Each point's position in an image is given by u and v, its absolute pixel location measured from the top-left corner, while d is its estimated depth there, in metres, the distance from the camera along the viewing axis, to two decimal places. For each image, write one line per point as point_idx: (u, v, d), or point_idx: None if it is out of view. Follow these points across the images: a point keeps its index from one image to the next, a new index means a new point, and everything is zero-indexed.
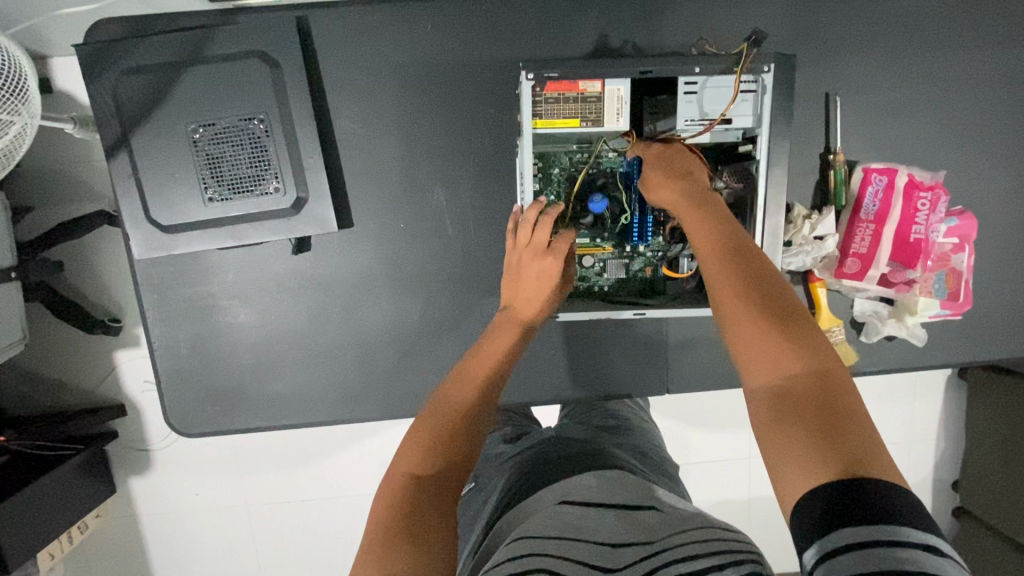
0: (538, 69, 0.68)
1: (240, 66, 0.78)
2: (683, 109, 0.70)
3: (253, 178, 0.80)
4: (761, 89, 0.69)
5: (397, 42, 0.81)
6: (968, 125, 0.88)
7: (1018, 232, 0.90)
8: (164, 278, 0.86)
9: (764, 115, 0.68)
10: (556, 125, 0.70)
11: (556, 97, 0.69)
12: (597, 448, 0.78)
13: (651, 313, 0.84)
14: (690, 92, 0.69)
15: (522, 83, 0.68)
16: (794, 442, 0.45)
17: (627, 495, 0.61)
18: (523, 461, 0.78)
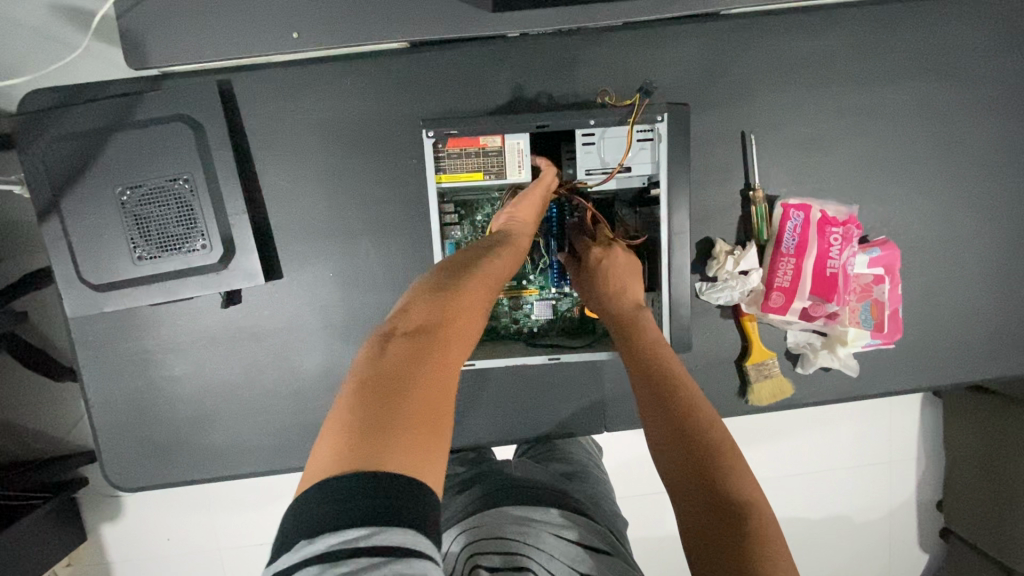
0: (439, 127, 0.76)
1: (166, 129, 0.80)
2: (584, 161, 0.77)
3: (181, 236, 0.82)
4: (656, 138, 0.75)
5: (319, 98, 0.84)
6: (885, 156, 0.90)
7: (940, 260, 0.92)
8: (101, 336, 0.88)
9: (659, 163, 0.74)
10: (461, 177, 0.78)
11: (458, 152, 0.77)
12: (558, 484, 0.74)
13: (566, 358, 0.83)
14: (589, 144, 0.76)
15: (424, 140, 0.76)
16: (727, 555, 0.47)
17: (596, 539, 0.62)
18: (478, 487, 0.74)
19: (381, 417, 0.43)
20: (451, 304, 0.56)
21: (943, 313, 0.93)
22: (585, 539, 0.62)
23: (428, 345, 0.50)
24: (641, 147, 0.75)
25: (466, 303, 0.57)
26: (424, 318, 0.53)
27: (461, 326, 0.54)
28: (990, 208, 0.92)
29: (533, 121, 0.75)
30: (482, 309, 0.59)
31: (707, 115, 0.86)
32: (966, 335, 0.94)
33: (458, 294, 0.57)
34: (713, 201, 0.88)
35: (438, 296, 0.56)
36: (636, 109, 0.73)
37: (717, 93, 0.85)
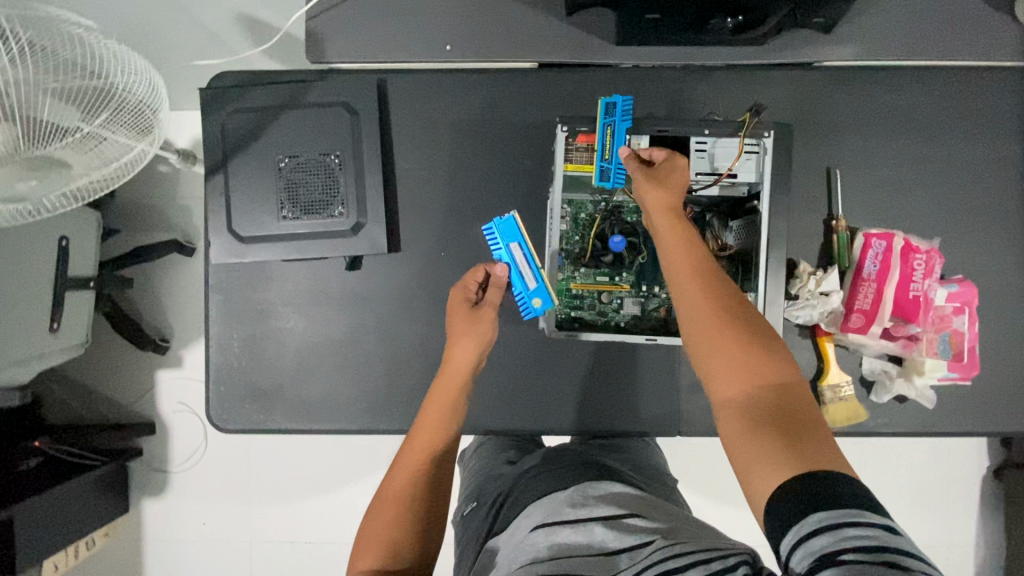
0: (572, 125, 0.91)
1: (329, 113, 0.95)
2: (697, 164, 0.89)
3: (324, 202, 0.94)
4: (762, 151, 0.86)
5: (459, 101, 0.97)
6: (965, 203, 0.96)
7: (1020, 306, 0.96)
8: (231, 284, 0.98)
9: (765, 172, 0.85)
10: (586, 167, 0.92)
11: (585, 146, 0.91)
12: (595, 462, 0.86)
13: (662, 341, 0.92)
14: (702, 151, 0.87)
15: (559, 134, 0.91)
16: (770, 448, 0.59)
17: (615, 509, 0.70)
18: (529, 466, 0.89)
19: None
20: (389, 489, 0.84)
21: (1020, 361, 0.96)
22: (602, 515, 0.69)
23: (376, 527, 0.80)
24: (749, 157, 0.87)
25: (405, 476, 0.84)
26: (378, 505, 0.82)
27: (396, 500, 0.82)
28: None
29: (655, 125, 0.88)
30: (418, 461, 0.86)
31: (799, 148, 0.96)
32: None
33: (405, 469, 0.85)
34: (799, 225, 0.95)
35: (394, 477, 0.85)
36: (747, 125, 0.85)
37: (806, 130, 0.96)
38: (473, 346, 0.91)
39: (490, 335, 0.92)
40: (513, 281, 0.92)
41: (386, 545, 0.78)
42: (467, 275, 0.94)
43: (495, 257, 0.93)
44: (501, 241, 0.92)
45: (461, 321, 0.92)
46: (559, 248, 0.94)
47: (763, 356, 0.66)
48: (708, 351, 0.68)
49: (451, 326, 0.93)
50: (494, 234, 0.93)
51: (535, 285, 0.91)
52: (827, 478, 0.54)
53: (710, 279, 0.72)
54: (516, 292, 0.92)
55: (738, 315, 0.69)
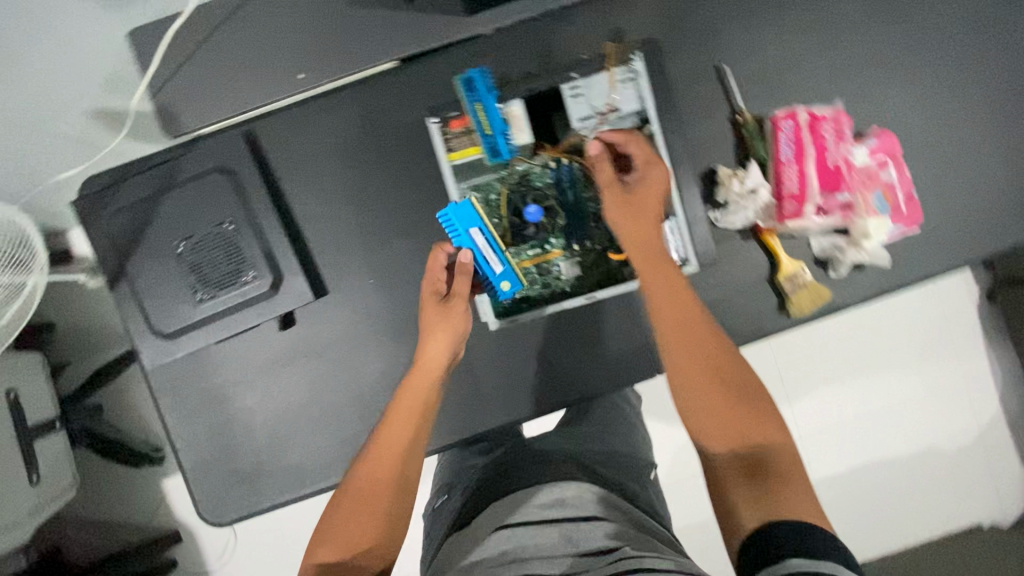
0: (441, 114, 0.91)
1: (206, 182, 0.91)
2: (575, 109, 0.90)
3: (234, 272, 0.91)
4: (636, 75, 0.89)
5: (333, 126, 0.93)
6: (860, 54, 0.94)
7: (942, 138, 0.95)
8: (175, 382, 0.95)
9: (644, 94, 0.88)
10: (467, 151, 0.91)
11: (461, 130, 0.91)
12: (558, 454, 0.92)
13: (602, 295, 0.91)
14: (577, 94, 0.90)
15: (431, 127, 0.91)
16: (747, 492, 0.67)
17: (579, 512, 0.74)
18: (491, 467, 0.94)
19: None
20: (360, 479, 0.78)
21: (958, 190, 0.95)
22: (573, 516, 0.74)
23: (341, 528, 0.76)
24: (626, 84, 0.89)
25: (377, 471, 0.78)
26: (343, 499, 0.78)
27: (366, 497, 0.77)
28: (978, 79, 0.95)
29: (524, 86, 0.90)
30: (394, 453, 0.80)
31: (681, 57, 0.93)
32: (991, 205, 0.95)
33: (373, 459, 0.79)
34: (705, 133, 0.93)
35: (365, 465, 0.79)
36: (612, 56, 0.90)
37: (681, 34, 0.92)
38: (445, 343, 0.86)
39: (462, 329, 0.87)
40: (479, 267, 0.88)
41: (351, 551, 0.74)
42: (438, 253, 0.89)
43: (456, 245, 0.89)
44: (460, 227, 0.87)
45: (434, 317, 0.87)
46: None
47: (729, 393, 0.74)
48: (683, 385, 0.76)
49: (422, 322, 0.88)
50: (451, 222, 0.88)
51: (502, 269, 0.88)
52: (791, 527, 0.61)
53: (687, 305, 0.79)
54: (485, 279, 0.89)
55: (708, 352, 0.76)
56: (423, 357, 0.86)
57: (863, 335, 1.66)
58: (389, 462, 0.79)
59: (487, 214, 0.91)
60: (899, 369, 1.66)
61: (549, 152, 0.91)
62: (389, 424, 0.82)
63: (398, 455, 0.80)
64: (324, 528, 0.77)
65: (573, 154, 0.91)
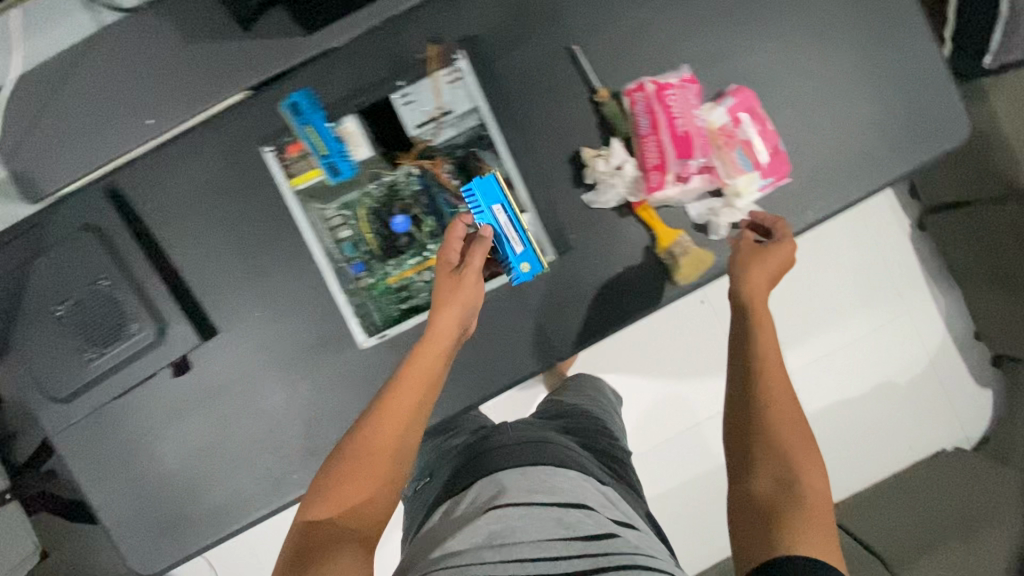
0: (277, 141, 0.89)
1: (75, 241, 0.90)
2: (410, 116, 0.90)
3: (119, 327, 0.90)
4: (463, 74, 0.90)
5: (192, 164, 0.92)
6: (710, 12, 0.92)
7: (805, 85, 0.94)
8: (83, 443, 0.95)
9: (474, 93, 0.90)
10: (308, 175, 0.90)
11: (299, 155, 0.89)
12: (543, 437, 0.92)
13: None
14: (409, 102, 0.90)
15: (267, 155, 0.88)
16: (778, 525, 0.66)
17: (569, 503, 0.73)
18: (469, 451, 0.94)
19: (299, 553, 0.68)
20: (366, 439, 0.75)
21: (827, 134, 0.94)
22: (580, 500, 0.75)
23: (339, 485, 0.74)
24: (455, 85, 0.90)
25: (381, 438, 0.75)
26: (347, 458, 0.75)
27: (370, 464, 0.74)
28: (831, 20, 0.94)
29: (353, 102, 0.89)
30: (397, 426, 0.76)
31: (529, 43, 0.91)
32: (861, 145, 0.95)
33: (381, 423, 0.76)
34: (565, 116, 0.92)
35: (369, 424, 0.76)
36: (435, 59, 0.89)
37: (526, 18, 0.91)
38: (457, 315, 0.81)
39: (473, 303, 0.82)
40: (498, 245, 0.88)
41: (347, 514, 0.73)
42: (455, 220, 0.85)
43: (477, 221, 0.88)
44: (483, 204, 0.87)
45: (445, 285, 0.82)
46: (357, 254, 0.92)
47: (800, 438, 0.73)
48: (736, 422, 0.78)
49: (436, 292, 0.82)
50: (474, 197, 0.87)
51: (521, 249, 0.87)
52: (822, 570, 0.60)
53: (774, 352, 0.80)
54: (504, 258, 0.89)
55: (778, 403, 0.76)
56: (434, 326, 0.80)
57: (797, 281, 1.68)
58: (394, 433, 0.76)
59: (510, 190, 0.90)
60: (851, 310, 1.68)
61: (407, 161, 0.90)
62: (406, 388, 0.78)
63: (402, 431, 0.76)
64: (325, 479, 0.75)
65: (425, 160, 0.91)
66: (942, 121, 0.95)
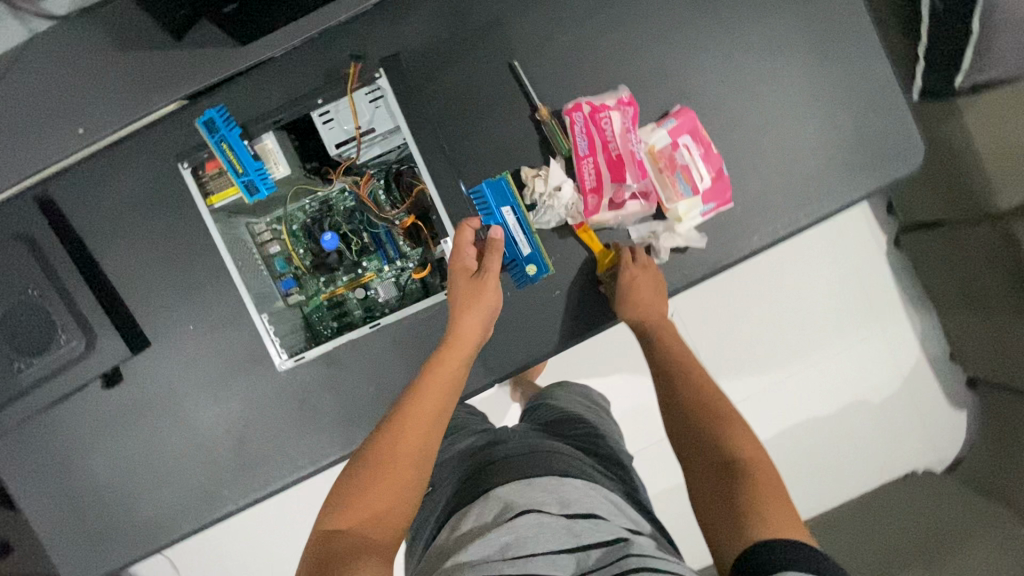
0: (194, 158, 0.84)
1: (5, 250, 0.89)
2: (331, 137, 0.84)
3: (47, 337, 0.89)
4: (384, 92, 0.83)
5: (127, 177, 0.91)
6: (654, 30, 0.90)
7: (751, 106, 0.92)
8: (17, 452, 0.95)
9: (394, 111, 0.83)
10: (225, 193, 0.84)
11: (218, 172, 0.84)
12: (557, 446, 0.89)
13: (385, 321, 0.89)
14: (328, 121, 0.84)
15: (183, 173, 0.83)
16: (763, 512, 0.62)
17: (584, 508, 0.73)
18: (470, 460, 0.92)
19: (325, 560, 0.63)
20: (389, 445, 0.73)
21: (774, 157, 0.92)
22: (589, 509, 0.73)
23: (357, 494, 0.70)
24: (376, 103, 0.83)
25: (409, 441, 0.74)
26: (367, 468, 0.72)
27: (396, 469, 0.72)
28: (780, 40, 0.91)
29: (269, 119, 0.83)
30: (428, 427, 0.76)
31: (467, 58, 0.90)
32: (810, 168, 0.92)
33: (409, 425, 0.75)
34: (503, 134, 0.90)
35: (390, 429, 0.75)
36: (353, 78, 0.83)
37: (465, 34, 0.89)
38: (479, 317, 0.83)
39: (492, 304, 0.83)
40: (506, 247, 0.88)
41: (352, 527, 0.67)
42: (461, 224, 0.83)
43: (486, 223, 0.88)
44: (493, 206, 0.87)
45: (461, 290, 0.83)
46: (290, 271, 0.91)
47: (742, 441, 0.72)
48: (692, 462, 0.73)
49: (453, 295, 0.83)
50: (484, 198, 0.88)
51: (528, 251, 0.88)
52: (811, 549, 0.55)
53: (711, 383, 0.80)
54: (511, 259, 0.89)
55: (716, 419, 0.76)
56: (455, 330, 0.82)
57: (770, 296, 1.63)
58: (424, 435, 0.76)
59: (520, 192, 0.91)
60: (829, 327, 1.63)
61: (337, 178, 0.87)
62: (427, 392, 0.79)
63: (430, 434, 0.76)
64: (339, 491, 0.72)
65: (353, 177, 0.87)
66: (896, 144, 0.92)
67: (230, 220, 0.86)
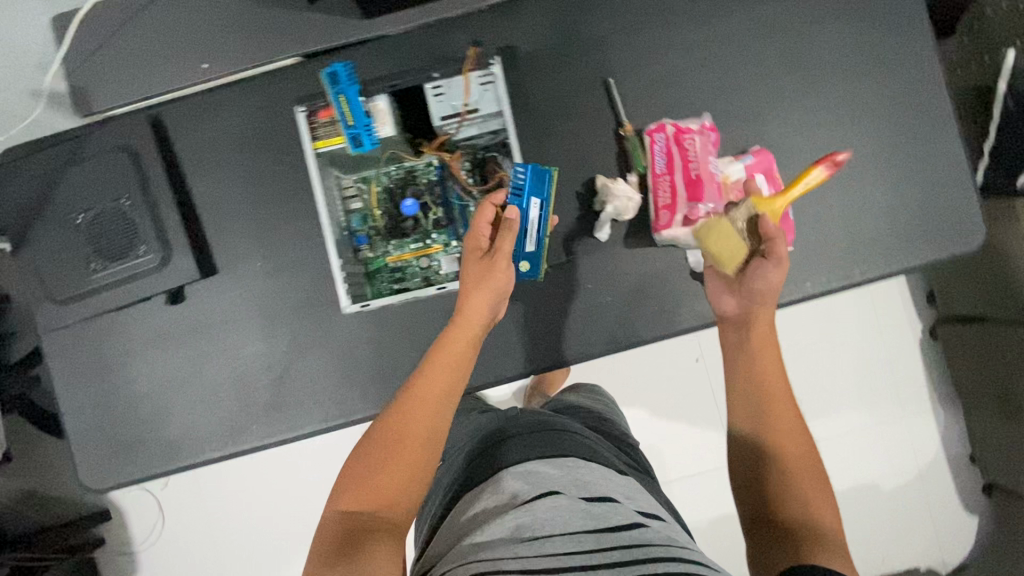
0: (312, 104, 0.91)
1: (110, 159, 0.96)
2: (438, 108, 0.93)
3: (128, 246, 0.94)
4: (494, 79, 0.92)
5: (233, 114, 0.98)
6: (745, 75, 0.96)
7: (825, 160, 0.96)
8: (68, 348, 0.99)
9: (499, 98, 0.92)
10: (333, 141, 0.92)
11: (329, 121, 0.92)
12: (568, 428, 0.96)
13: (451, 288, 0.93)
14: (439, 95, 0.92)
15: (298, 115, 0.90)
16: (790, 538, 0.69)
17: (593, 488, 0.76)
18: (487, 436, 0.99)
19: (338, 542, 0.73)
20: (386, 436, 0.80)
21: (839, 213, 0.96)
22: (597, 494, 0.75)
23: (361, 481, 0.77)
24: (485, 87, 0.92)
25: (407, 431, 0.79)
26: (369, 455, 0.79)
27: (395, 457, 0.78)
28: (863, 105, 0.96)
29: (387, 85, 0.93)
30: (427, 412, 0.81)
31: (567, 67, 0.96)
32: (871, 229, 0.96)
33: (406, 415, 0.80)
34: (588, 142, 0.96)
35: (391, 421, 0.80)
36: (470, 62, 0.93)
37: (571, 45, 0.96)
38: (489, 300, 0.84)
39: (505, 285, 0.84)
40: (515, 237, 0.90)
41: (364, 509, 0.76)
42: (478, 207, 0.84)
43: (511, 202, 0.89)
44: (524, 191, 0.88)
45: (476, 271, 0.84)
46: (362, 228, 0.95)
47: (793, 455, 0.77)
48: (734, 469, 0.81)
49: (463, 278, 0.85)
50: (523, 178, 0.89)
51: (532, 249, 0.90)
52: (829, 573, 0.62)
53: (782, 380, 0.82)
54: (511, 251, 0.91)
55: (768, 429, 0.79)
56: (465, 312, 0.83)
57: (801, 359, 1.63)
58: (420, 421, 0.80)
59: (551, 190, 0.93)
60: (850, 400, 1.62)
61: (429, 151, 0.93)
62: (429, 377, 0.83)
63: (429, 418, 0.81)
64: (346, 477, 0.79)
65: (444, 152, 0.94)
66: (958, 223, 0.95)
67: (325, 168, 0.93)
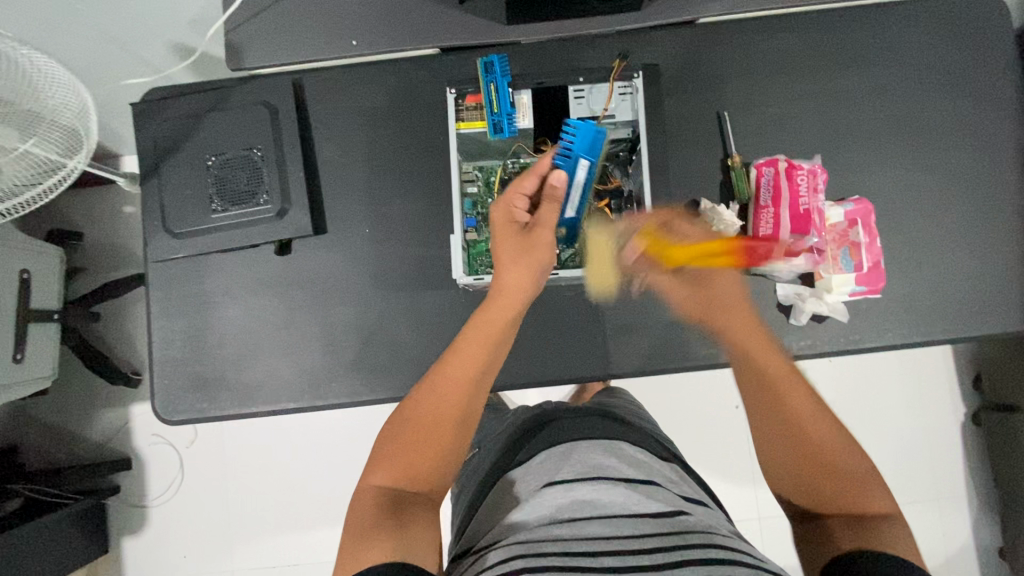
0: (461, 88, 0.99)
1: (249, 111, 1.02)
2: (576, 110, 1.00)
3: (251, 193, 1.00)
4: (633, 91, 0.98)
5: (370, 90, 1.05)
6: (852, 129, 1.02)
7: (917, 220, 1.00)
8: (171, 280, 1.04)
9: (637, 108, 0.97)
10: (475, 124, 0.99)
11: (474, 105, 0.99)
12: (612, 416, 0.99)
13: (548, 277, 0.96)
14: (580, 97, 0.99)
15: (449, 96, 0.99)
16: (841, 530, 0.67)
17: (637, 473, 0.80)
18: (534, 417, 1.01)
19: (373, 511, 0.69)
20: (420, 409, 0.76)
21: (925, 271, 0.99)
22: (636, 478, 0.78)
23: (396, 453, 0.74)
24: (624, 97, 0.98)
25: (444, 401, 0.77)
26: (404, 427, 0.76)
27: (430, 429, 0.75)
28: (959, 174, 1.01)
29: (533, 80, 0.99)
30: (462, 384, 0.78)
31: (686, 96, 1.02)
32: (954, 291, 0.99)
33: (442, 389, 0.77)
34: (694, 167, 1.01)
35: (426, 395, 0.77)
36: (616, 71, 0.98)
37: (693, 76, 1.02)
38: (527, 273, 0.85)
39: (546, 258, 0.86)
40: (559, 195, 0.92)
41: (403, 480, 0.73)
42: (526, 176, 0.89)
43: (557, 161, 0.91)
44: (574, 148, 0.90)
45: (516, 244, 0.86)
46: (473, 211, 1.00)
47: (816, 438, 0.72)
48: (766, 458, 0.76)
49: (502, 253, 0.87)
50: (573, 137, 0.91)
51: (571, 215, 0.92)
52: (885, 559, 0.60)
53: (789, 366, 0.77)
54: None
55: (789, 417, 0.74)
56: (508, 287, 0.85)
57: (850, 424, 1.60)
58: (455, 393, 0.77)
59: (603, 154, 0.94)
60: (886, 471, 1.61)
61: (549, 149, 1.01)
62: (471, 348, 0.80)
63: (464, 391, 0.78)
64: (380, 449, 0.76)
65: None
66: None
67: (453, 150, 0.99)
